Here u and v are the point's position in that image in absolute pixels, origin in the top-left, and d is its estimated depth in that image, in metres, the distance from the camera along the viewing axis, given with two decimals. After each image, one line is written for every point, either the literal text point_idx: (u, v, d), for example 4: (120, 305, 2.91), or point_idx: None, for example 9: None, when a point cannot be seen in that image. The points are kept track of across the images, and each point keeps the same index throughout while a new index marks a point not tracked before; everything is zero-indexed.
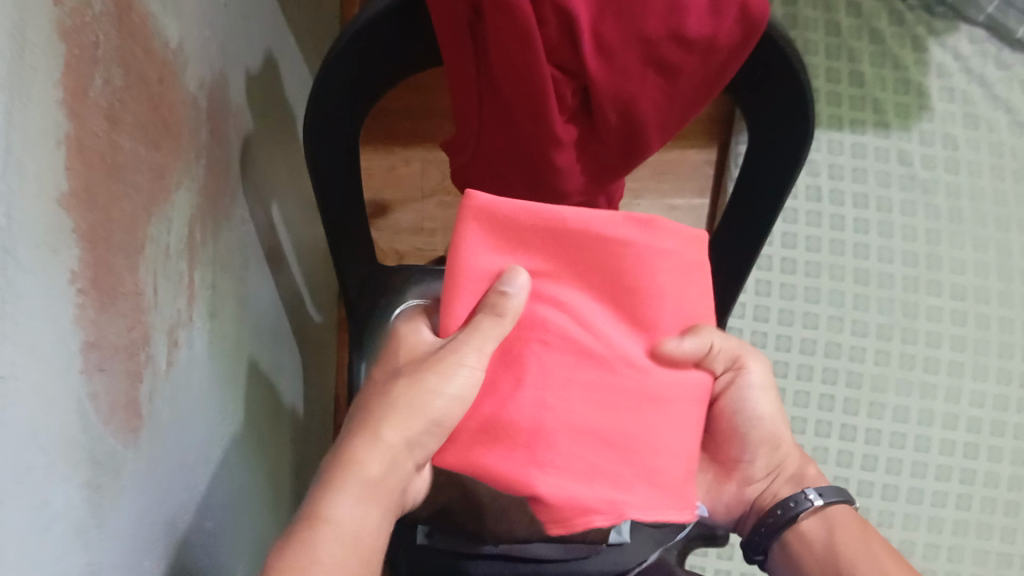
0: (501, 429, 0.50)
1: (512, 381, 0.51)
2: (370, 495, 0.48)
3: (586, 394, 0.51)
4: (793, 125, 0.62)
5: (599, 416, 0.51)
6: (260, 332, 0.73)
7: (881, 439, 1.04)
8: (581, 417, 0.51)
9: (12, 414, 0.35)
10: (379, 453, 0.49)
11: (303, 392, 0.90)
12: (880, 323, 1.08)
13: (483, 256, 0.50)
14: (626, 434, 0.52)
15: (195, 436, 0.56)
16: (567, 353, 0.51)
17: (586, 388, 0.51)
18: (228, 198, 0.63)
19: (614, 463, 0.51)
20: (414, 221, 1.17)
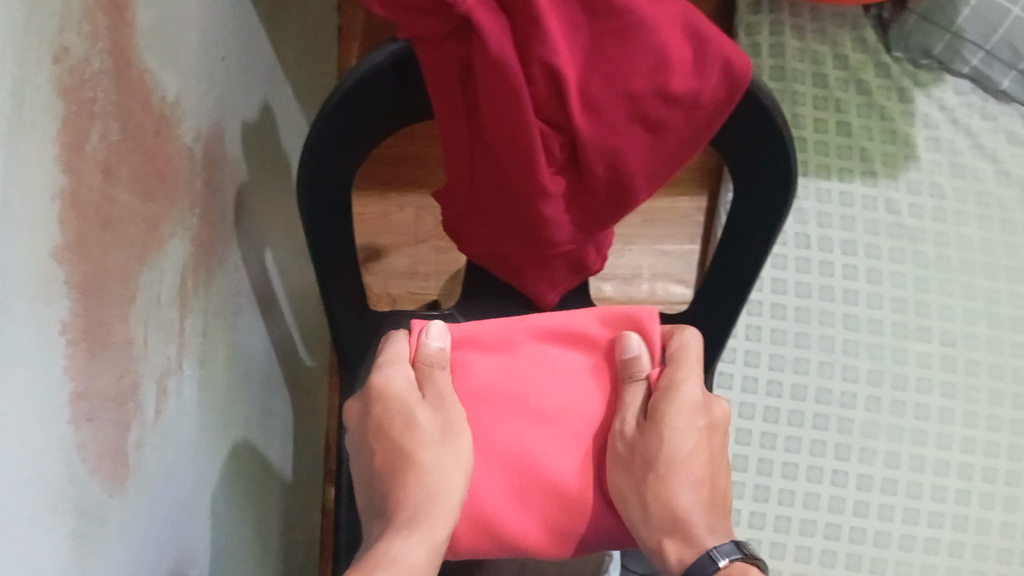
0: (464, 348, 0.59)
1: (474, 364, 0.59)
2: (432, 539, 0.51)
3: (509, 405, 0.58)
4: (775, 180, 0.63)
5: (481, 450, 0.57)
6: (251, 377, 0.74)
7: (873, 485, 1.04)
8: (494, 404, 0.58)
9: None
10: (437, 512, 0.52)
11: (294, 437, 0.91)
12: (870, 369, 1.08)
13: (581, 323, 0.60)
14: (498, 455, 0.57)
15: (182, 483, 0.56)
16: (526, 376, 0.59)
17: (512, 420, 0.58)
18: (221, 246, 0.64)
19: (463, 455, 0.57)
20: (407, 265, 1.18)
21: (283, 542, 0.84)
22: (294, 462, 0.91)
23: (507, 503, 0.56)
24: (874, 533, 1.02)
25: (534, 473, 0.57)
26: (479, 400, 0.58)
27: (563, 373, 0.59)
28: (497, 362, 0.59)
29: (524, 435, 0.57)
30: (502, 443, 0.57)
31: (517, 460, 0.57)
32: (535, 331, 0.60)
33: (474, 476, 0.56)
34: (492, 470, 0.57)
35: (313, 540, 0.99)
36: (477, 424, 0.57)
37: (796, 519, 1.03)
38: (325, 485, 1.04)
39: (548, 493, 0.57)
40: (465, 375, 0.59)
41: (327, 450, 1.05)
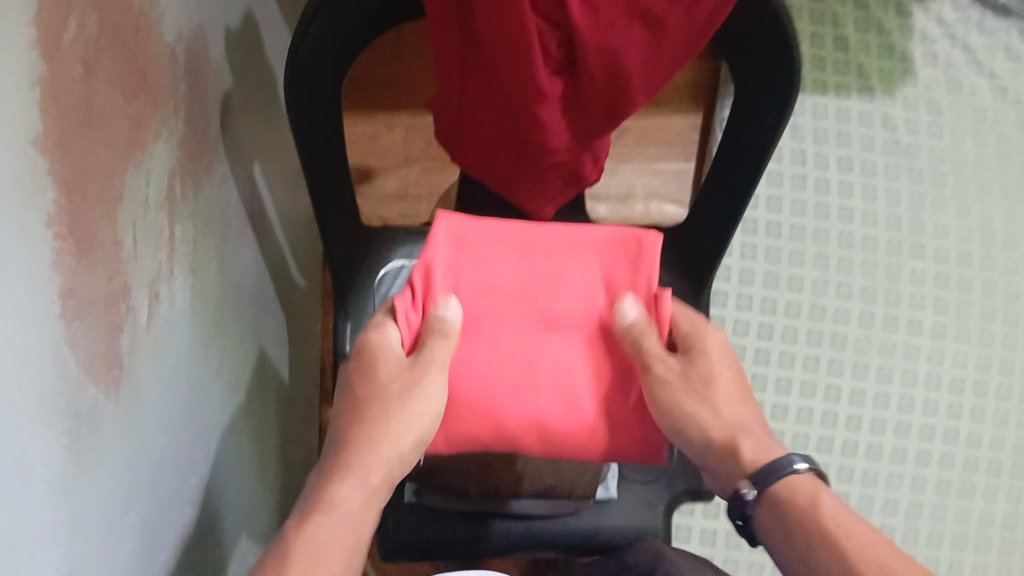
0: (481, 246, 0.57)
1: (485, 271, 0.57)
2: (368, 498, 0.52)
3: (517, 315, 0.56)
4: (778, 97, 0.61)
5: (493, 362, 0.56)
6: (243, 293, 0.73)
7: (865, 400, 1.04)
8: (505, 312, 0.56)
9: None
10: (380, 464, 0.53)
11: (288, 356, 0.90)
12: (864, 287, 1.08)
13: (596, 235, 0.58)
14: (511, 363, 0.56)
15: (178, 393, 0.56)
16: (536, 284, 0.57)
17: (519, 331, 0.56)
18: (207, 157, 0.62)
19: (480, 359, 0.56)
20: (397, 187, 1.16)
21: (280, 459, 0.85)
22: (289, 385, 0.91)
23: (516, 411, 0.55)
24: (866, 446, 1.03)
25: (543, 383, 0.55)
26: (495, 306, 0.56)
27: (579, 283, 0.57)
28: (512, 267, 0.57)
29: (534, 345, 0.56)
30: (510, 366, 0.55)
31: (526, 373, 0.55)
32: (553, 241, 0.58)
33: (479, 386, 0.55)
34: (501, 379, 0.55)
35: (309, 462, 1.00)
36: (491, 338, 0.56)
37: (790, 433, 1.03)
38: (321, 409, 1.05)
39: (564, 411, 0.55)
40: (479, 278, 0.57)
41: (322, 374, 1.05)
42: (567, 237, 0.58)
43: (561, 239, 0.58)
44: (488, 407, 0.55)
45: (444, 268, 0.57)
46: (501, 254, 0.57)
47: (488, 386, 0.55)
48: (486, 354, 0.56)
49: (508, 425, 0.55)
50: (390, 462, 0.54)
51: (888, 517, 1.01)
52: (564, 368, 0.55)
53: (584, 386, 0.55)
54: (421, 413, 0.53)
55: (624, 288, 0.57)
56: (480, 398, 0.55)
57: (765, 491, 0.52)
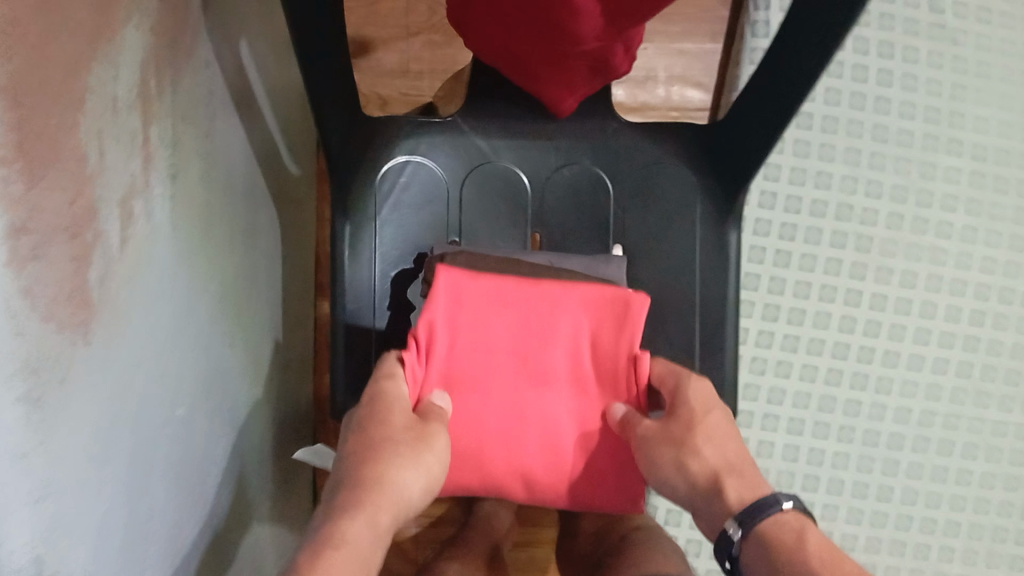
0: (479, 337, 0.64)
1: (480, 327, 0.64)
2: (383, 526, 0.50)
3: (507, 380, 0.65)
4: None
5: (481, 420, 0.65)
6: (233, 191, 0.66)
7: (911, 309, 0.94)
8: (497, 383, 0.65)
9: None
10: (395, 493, 0.52)
11: (280, 251, 0.84)
12: (895, 185, 0.94)
13: (577, 299, 0.64)
14: (499, 420, 0.65)
15: (161, 318, 0.49)
16: (523, 371, 0.65)
17: (508, 386, 0.65)
18: (187, 41, 0.54)
19: (472, 423, 0.65)
20: (398, 62, 1.06)
21: (272, 361, 0.80)
22: (281, 282, 0.85)
23: (500, 457, 0.66)
24: (883, 353, 0.94)
25: (527, 431, 0.65)
26: (485, 381, 0.65)
27: (560, 383, 0.65)
28: (503, 318, 0.64)
29: (520, 414, 0.65)
30: (502, 418, 0.65)
31: (514, 422, 0.65)
32: (543, 298, 0.64)
33: (471, 428, 0.65)
34: (490, 422, 0.65)
35: (303, 357, 0.95)
36: (483, 397, 0.65)
37: (806, 339, 0.95)
38: (317, 301, 0.99)
39: (544, 456, 0.66)
40: (473, 327, 0.64)
41: (317, 264, 0.99)
42: (557, 326, 0.64)
43: (550, 313, 0.64)
44: (478, 455, 0.65)
45: (442, 326, 0.64)
46: (495, 314, 0.64)
47: (479, 437, 0.65)
48: (479, 410, 0.65)
49: (492, 472, 0.66)
50: (403, 493, 0.52)
51: (923, 429, 0.94)
52: (548, 419, 0.65)
53: (567, 452, 0.66)
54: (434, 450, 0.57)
55: (606, 347, 0.65)
56: (470, 447, 0.65)
57: (749, 532, 0.52)
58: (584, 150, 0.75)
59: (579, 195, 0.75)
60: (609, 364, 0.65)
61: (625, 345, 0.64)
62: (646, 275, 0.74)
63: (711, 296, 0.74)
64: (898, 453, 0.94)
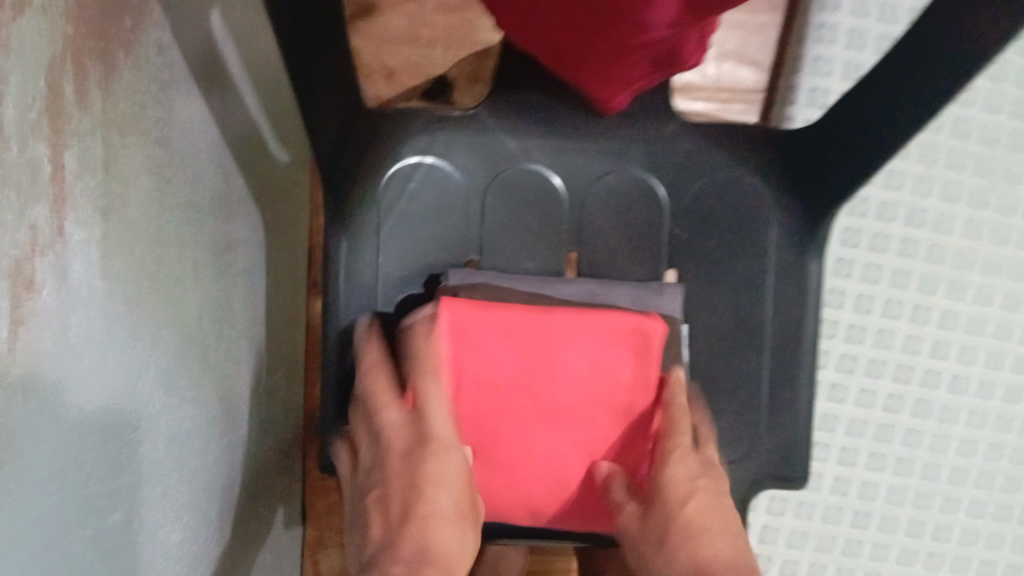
0: (493, 348, 0.55)
1: (498, 337, 0.55)
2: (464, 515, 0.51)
3: (520, 398, 0.56)
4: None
5: (482, 436, 0.56)
6: (200, 203, 0.52)
7: (984, 330, 0.84)
8: (505, 402, 0.56)
9: None
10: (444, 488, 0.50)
11: (263, 258, 0.71)
12: (974, 187, 0.84)
13: (609, 324, 0.56)
14: (496, 436, 0.56)
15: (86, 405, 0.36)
16: (535, 396, 0.56)
17: (516, 409, 0.56)
18: (117, 28, 0.39)
19: (471, 434, 0.56)
20: (406, 28, 0.92)
21: (252, 390, 0.68)
22: (264, 293, 0.72)
23: (491, 476, 0.57)
24: (949, 378, 0.83)
25: (524, 455, 0.56)
26: (496, 395, 0.56)
27: (572, 413, 0.56)
28: (530, 329, 0.56)
29: (527, 438, 0.56)
30: (506, 439, 0.56)
31: (515, 444, 0.56)
32: (573, 316, 0.56)
33: (469, 440, 0.56)
34: (484, 439, 0.56)
35: (293, 365, 0.83)
36: (485, 413, 0.56)
37: (864, 359, 0.83)
38: (308, 300, 0.86)
39: (551, 492, 0.57)
40: (489, 335, 0.55)
41: (309, 258, 0.85)
42: (577, 348, 0.56)
43: (575, 332, 0.56)
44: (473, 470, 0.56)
45: (456, 334, 0.55)
46: (516, 325, 0.55)
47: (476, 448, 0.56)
48: (478, 425, 0.56)
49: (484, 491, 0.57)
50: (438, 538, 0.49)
51: (989, 462, 0.84)
52: (552, 446, 0.56)
53: (563, 483, 0.57)
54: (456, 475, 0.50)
55: (630, 381, 0.56)
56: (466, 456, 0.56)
57: None
58: (636, 153, 0.61)
59: (628, 207, 0.62)
60: (622, 402, 0.56)
61: (649, 381, 0.56)
62: (703, 308, 0.62)
63: (783, 335, 0.61)
64: (959, 486, 0.84)
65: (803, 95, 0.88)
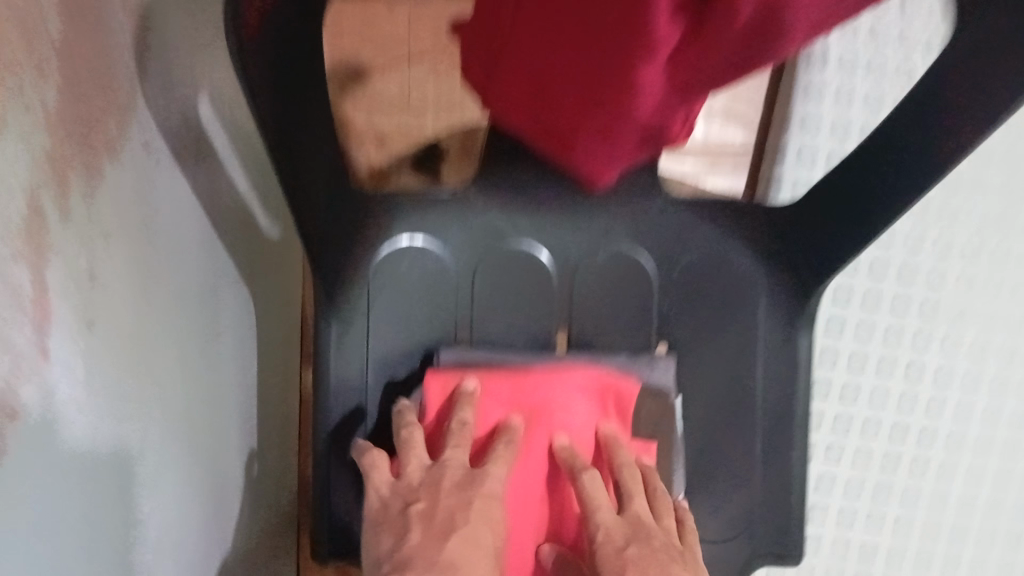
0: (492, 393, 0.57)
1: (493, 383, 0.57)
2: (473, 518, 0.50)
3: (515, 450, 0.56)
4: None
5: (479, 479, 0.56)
6: (188, 290, 0.52)
7: (980, 386, 0.80)
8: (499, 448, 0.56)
9: None
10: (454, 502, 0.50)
11: (254, 331, 0.70)
12: (967, 242, 0.78)
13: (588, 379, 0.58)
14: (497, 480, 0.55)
15: (70, 517, 0.36)
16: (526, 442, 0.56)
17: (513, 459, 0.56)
18: (105, 135, 0.39)
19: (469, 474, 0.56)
20: (399, 90, 0.91)
21: (243, 466, 0.67)
22: (256, 367, 0.72)
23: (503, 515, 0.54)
24: (946, 437, 0.81)
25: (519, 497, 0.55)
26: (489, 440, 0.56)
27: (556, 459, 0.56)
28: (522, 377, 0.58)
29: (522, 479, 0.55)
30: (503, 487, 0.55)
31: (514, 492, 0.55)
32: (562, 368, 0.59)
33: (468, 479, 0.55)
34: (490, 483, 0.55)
35: (288, 432, 0.83)
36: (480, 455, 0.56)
37: (859, 419, 0.82)
38: (299, 368, 0.86)
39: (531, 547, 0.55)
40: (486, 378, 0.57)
41: (302, 326, 0.85)
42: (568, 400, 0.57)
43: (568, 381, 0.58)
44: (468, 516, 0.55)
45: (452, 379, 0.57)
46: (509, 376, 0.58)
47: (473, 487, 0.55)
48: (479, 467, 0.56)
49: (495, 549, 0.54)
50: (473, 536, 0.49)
51: (990, 515, 0.82)
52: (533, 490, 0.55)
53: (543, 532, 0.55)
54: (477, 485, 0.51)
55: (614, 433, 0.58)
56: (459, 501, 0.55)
57: None
58: (625, 228, 0.61)
59: (620, 281, 0.61)
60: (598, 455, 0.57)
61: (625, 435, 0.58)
62: (694, 382, 0.62)
63: (775, 408, 0.61)
64: (961, 544, 0.82)
65: (791, 157, 0.85)
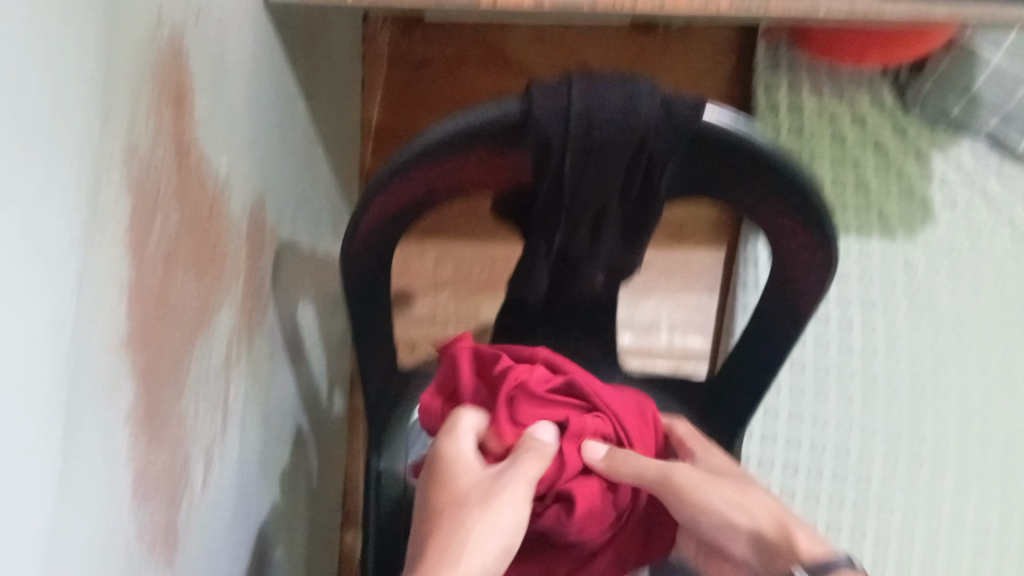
0: None
1: None
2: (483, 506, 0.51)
3: None
4: (812, 232, 0.62)
5: None
6: (282, 433, 0.78)
7: (920, 522, 1.03)
8: None
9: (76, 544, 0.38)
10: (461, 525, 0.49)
11: (316, 484, 0.95)
12: (888, 427, 1.08)
13: None
14: None
15: (222, 551, 0.58)
16: None
17: None
18: (257, 321, 0.65)
19: None
20: (427, 311, 1.21)
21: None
22: (315, 502, 0.95)
23: None
24: None
25: None
26: None
27: None
28: None
29: None
30: None
31: None
32: None
33: None
34: None
35: None
36: None
37: None
38: (343, 530, 1.10)
39: None
40: None
41: (347, 497, 1.10)
42: None
43: None
44: None
45: None
46: None
47: None
48: None
49: None
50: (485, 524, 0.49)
51: None
52: None
53: None
54: (495, 524, 0.49)
55: None
56: None
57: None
58: None
59: None
60: None
61: None
62: None
63: None
64: None
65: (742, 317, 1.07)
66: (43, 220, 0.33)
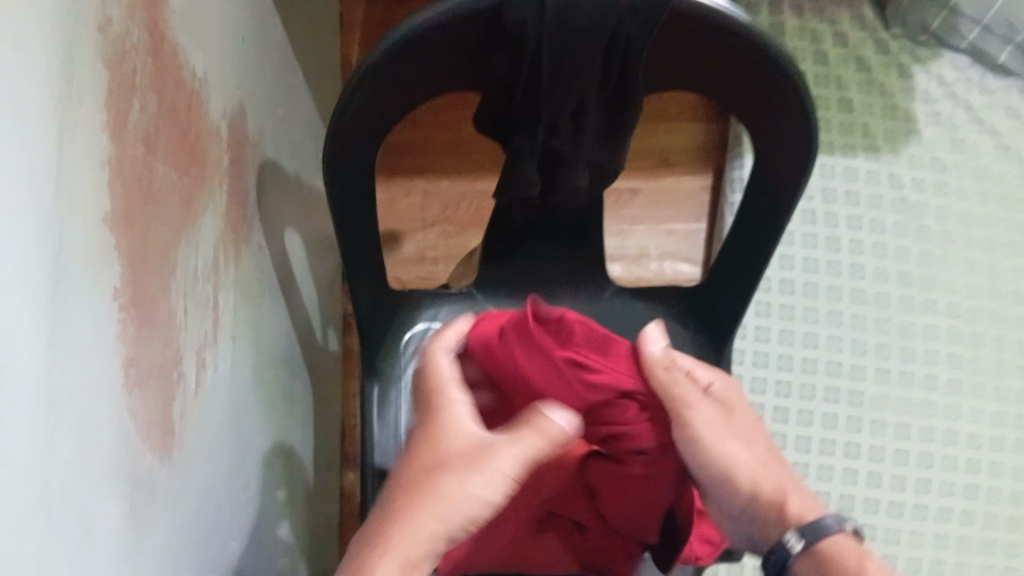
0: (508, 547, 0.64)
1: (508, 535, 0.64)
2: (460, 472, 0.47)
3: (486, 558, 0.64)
4: (792, 115, 0.61)
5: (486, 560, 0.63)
6: (276, 358, 0.77)
7: (913, 433, 1.02)
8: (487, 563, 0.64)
9: (75, 411, 0.37)
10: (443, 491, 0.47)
11: (314, 420, 0.95)
12: (879, 342, 1.06)
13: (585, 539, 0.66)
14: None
15: (219, 458, 0.58)
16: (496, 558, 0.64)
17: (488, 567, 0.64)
18: (244, 234, 0.65)
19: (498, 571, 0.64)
20: (415, 251, 1.20)
21: (305, 515, 0.90)
22: (313, 437, 0.95)
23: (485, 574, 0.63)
24: (912, 505, 0.99)
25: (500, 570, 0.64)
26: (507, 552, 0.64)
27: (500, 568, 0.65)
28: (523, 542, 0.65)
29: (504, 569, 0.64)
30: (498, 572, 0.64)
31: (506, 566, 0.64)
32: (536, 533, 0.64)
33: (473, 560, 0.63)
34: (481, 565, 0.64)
35: (328, 517, 1.03)
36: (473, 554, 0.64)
37: (836, 493, 1.00)
38: (342, 469, 1.09)
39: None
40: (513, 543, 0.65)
41: (344, 437, 1.10)
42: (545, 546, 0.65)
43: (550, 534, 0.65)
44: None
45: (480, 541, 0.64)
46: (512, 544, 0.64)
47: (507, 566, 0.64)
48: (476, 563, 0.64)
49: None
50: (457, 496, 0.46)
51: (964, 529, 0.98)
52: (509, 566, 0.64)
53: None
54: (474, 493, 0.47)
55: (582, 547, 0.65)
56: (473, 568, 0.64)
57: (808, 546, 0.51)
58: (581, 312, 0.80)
59: None
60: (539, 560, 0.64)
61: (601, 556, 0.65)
62: None
63: None
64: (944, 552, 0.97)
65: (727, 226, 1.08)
66: (27, 72, 0.33)
